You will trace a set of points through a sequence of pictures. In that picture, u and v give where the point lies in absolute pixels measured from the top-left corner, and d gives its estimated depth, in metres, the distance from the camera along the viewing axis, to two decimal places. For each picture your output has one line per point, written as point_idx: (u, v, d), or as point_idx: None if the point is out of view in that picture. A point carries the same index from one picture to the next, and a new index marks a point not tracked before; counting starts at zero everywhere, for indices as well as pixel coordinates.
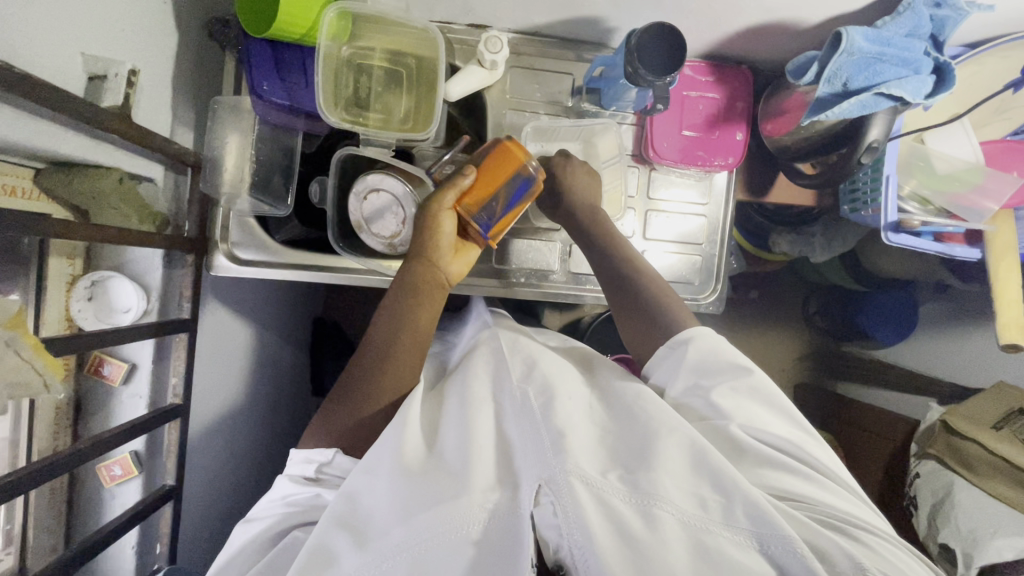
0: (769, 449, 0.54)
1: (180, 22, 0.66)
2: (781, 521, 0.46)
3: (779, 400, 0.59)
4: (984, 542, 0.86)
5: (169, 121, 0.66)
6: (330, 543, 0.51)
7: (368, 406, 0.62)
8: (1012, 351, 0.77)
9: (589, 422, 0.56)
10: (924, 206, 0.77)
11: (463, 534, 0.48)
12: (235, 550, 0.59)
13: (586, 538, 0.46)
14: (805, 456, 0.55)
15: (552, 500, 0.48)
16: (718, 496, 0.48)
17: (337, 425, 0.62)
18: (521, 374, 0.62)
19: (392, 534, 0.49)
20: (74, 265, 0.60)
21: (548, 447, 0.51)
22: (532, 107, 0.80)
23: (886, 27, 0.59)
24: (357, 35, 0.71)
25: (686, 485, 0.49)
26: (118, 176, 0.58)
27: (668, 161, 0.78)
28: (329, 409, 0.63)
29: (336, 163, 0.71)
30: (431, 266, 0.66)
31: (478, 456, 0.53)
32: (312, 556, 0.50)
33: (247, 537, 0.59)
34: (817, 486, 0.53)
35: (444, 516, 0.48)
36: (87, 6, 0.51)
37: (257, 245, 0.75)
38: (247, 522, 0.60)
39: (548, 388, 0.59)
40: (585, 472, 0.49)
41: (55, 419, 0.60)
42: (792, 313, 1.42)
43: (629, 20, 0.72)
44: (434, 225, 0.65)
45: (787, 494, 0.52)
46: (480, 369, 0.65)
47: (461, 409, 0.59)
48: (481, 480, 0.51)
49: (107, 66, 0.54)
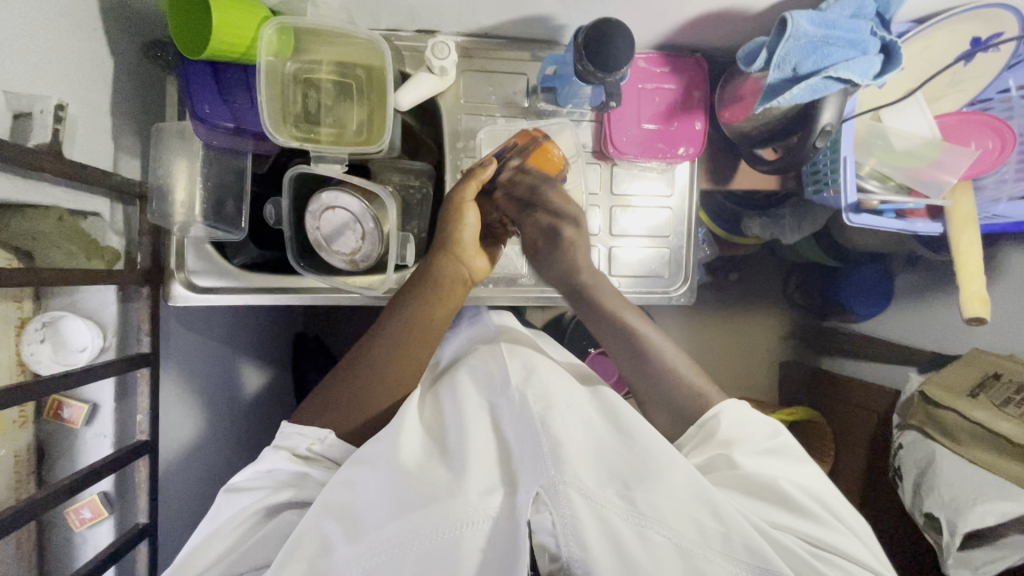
0: (777, 487, 0.54)
1: (115, 49, 0.64)
2: (775, 554, 0.46)
3: (805, 462, 0.58)
4: (967, 509, 0.85)
5: (111, 151, 0.64)
6: (320, 530, 0.49)
7: (362, 407, 0.61)
8: (975, 322, 0.78)
9: (588, 433, 0.54)
10: (883, 183, 0.77)
11: (457, 535, 0.47)
12: (218, 522, 0.55)
13: (581, 551, 0.46)
14: (810, 498, 0.54)
15: (550, 511, 0.47)
16: (717, 524, 0.47)
17: (335, 410, 0.60)
18: (520, 379, 0.59)
19: (383, 530, 0.48)
20: (22, 307, 0.58)
21: (546, 457, 0.49)
22: (488, 110, 0.79)
23: (831, 9, 0.59)
24: (302, 49, 0.69)
25: (685, 508, 0.48)
26: (58, 214, 0.56)
27: (629, 156, 0.78)
28: (324, 395, 0.61)
29: (287, 181, 0.69)
30: (452, 259, 0.68)
31: (477, 462, 0.52)
32: (302, 541, 0.49)
33: (229, 509, 0.56)
34: (827, 528, 0.52)
35: (437, 516, 0.47)
36: (9, 43, 0.49)
37: (217, 271, 0.74)
38: (228, 492, 0.57)
39: (546, 395, 0.56)
40: (583, 485, 0.47)
41: (16, 466, 0.59)
42: (772, 292, 1.43)
43: (579, 16, 0.71)
44: (458, 215, 0.68)
45: (782, 525, 0.52)
46: (482, 373, 0.63)
47: (459, 415, 0.57)
48: (478, 483, 0.50)
49: (32, 101, 0.52)
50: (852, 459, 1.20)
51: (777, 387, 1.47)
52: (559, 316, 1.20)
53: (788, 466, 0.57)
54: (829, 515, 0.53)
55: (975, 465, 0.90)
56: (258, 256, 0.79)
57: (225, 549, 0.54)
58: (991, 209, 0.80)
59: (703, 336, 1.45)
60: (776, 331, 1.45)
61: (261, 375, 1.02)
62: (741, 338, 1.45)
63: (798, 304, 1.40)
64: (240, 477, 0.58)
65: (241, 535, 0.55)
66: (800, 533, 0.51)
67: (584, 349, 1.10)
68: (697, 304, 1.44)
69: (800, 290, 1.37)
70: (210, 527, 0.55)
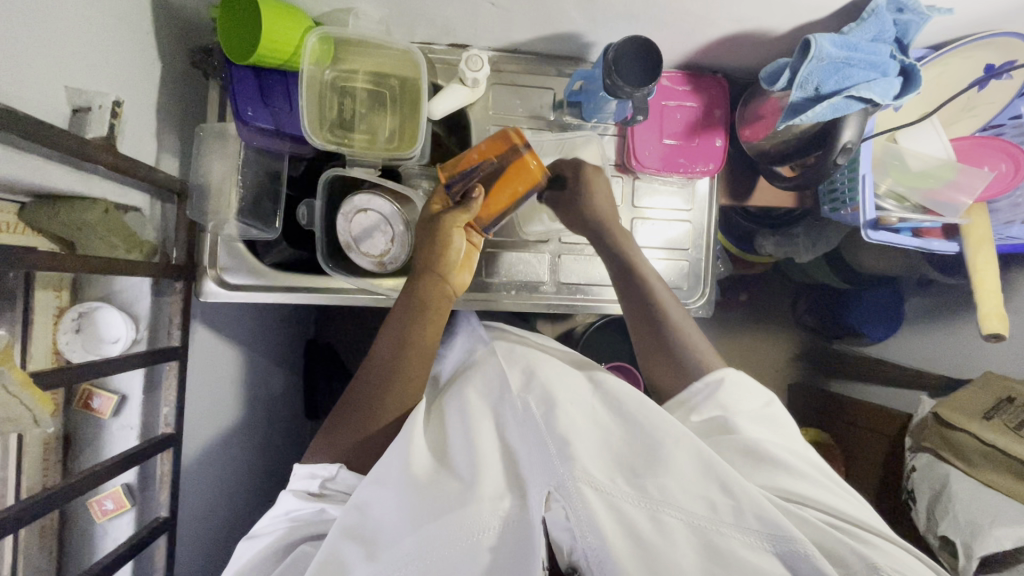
0: (774, 456, 0.55)
1: (163, 52, 0.67)
2: (787, 522, 0.45)
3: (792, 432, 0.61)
4: (983, 532, 0.84)
5: (155, 150, 0.67)
6: (341, 553, 0.50)
7: (369, 425, 0.61)
8: (993, 339, 0.79)
9: (594, 427, 0.55)
10: (901, 203, 0.79)
11: (475, 542, 0.48)
12: (239, 565, 0.57)
13: (599, 540, 0.45)
14: (811, 467, 0.55)
15: (563, 506, 0.47)
16: (727, 499, 0.47)
17: (352, 433, 0.61)
18: (521, 386, 0.61)
19: (402, 544, 0.48)
20: (61, 296, 0.60)
21: (554, 456, 0.50)
22: (515, 122, 0.81)
23: (853, 33, 0.61)
24: (340, 58, 0.71)
25: (694, 488, 0.48)
26: (105, 207, 0.58)
27: (650, 169, 0.80)
28: (335, 423, 0.62)
29: (323, 184, 0.71)
30: (442, 284, 0.65)
31: (486, 467, 0.53)
32: (322, 567, 0.49)
33: (250, 551, 0.58)
34: (825, 492, 0.52)
35: (454, 524, 0.48)
36: (71, 42, 0.52)
37: (247, 269, 0.75)
38: (249, 538, 0.59)
39: (548, 397, 0.58)
40: (593, 477, 0.48)
41: (45, 454, 0.60)
42: (781, 312, 1.44)
43: (606, 35, 0.74)
44: (447, 242, 0.64)
45: (794, 496, 0.51)
46: (483, 381, 0.65)
47: (465, 420, 0.59)
48: (490, 489, 0.50)
49: (92, 98, 0.54)
50: (863, 482, 1.19)
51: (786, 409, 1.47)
52: (572, 330, 1.21)
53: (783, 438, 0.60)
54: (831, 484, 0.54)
55: (990, 488, 0.89)
56: (293, 254, 0.81)
57: None
58: (1004, 231, 0.83)
59: None
60: (785, 353, 1.46)
61: (276, 380, 1.03)
62: (751, 359, 1.46)
63: (808, 326, 1.41)
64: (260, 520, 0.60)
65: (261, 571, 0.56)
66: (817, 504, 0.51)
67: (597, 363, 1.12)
68: (706, 324, 1.45)
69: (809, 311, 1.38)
70: (232, 569, 0.57)
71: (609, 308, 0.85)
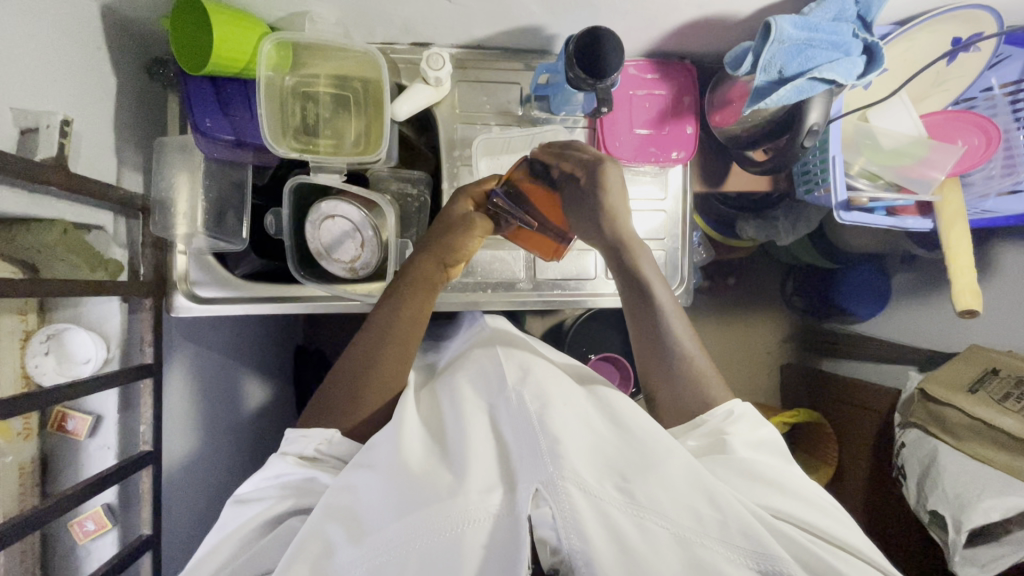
0: (768, 476, 0.55)
1: (117, 66, 0.65)
2: (772, 541, 0.46)
3: (784, 452, 0.61)
4: (971, 506, 0.84)
5: (115, 166, 0.66)
6: (323, 533, 0.50)
7: (354, 412, 0.62)
8: (968, 316, 0.79)
9: (586, 428, 0.55)
10: (873, 181, 0.79)
11: (459, 535, 0.47)
12: (225, 532, 0.55)
13: (582, 542, 0.45)
14: (810, 491, 0.56)
15: (550, 506, 0.47)
16: (714, 511, 0.47)
17: (334, 415, 0.61)
18: (517, 380, 0.61)
19: (385, 531, 0.48)
20: (26, 320, 0.59)
21: (544, 453, 0.50)
22: (483, 119, 0.80)
23: (813, 13, 0.61)
24: (300, 63, 0.70)
25: (682, 497, 0.48)
26: (64, 227, 0.57)
27: (622, 160, 0.79)
28: (321, 399, 0.63)
29: (288, 192, 0.70)
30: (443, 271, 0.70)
31: (475, 459, 0.52)
32: (304, 546, 0.49)
33: (237, 519, 0.56)
34: (816, 513, 0.53)
35: (439, 516, 0.47)
36: (15, 62, 0.51)
37: (217, 282, 0.75)
38: (236, 503, 0.57)
39: (542, 394, 0.57)
40: (582, 479, 0.48)
41: (20, 479, 0.59)
42: (770, 295, 1.44)
43: (569, 26, 0.73)
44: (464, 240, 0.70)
45: (782, 514, 0.52)
46: (481, 376, 0.64)
47: (459, 415, 0.59)
48: (478, 482, 0.50)
49: (38, 117, 0.53)
50: (856, 460, 1.19)
51: (779, 390, 1.47)
52: (560, 324, 1.21)
53: (783, 463, 0.59)
54: (824, 504, 0.55)
55: (977, 461, 0.89)
56: (263, 265, 0.80)
57: (230, 557, 0.54)
58: (980, 205, 0.82)
59: (704, 341, 1.45)
60: (776, 334, 1.46)
61: (264, 388, 1.03)
62: (742, 342, 1.46)
63: (796, 307, 1.40)
64: (247, 488, 0.58)
65: (248, 542, 0.55)
66: (808, 526, 0.52)
67: (586, 355, 1.12)
68: (695, 311, 1.45)
69: (797, 292, 1.37)
70: (216, 537, 0.55)
71: (588, 302, 0.85)
